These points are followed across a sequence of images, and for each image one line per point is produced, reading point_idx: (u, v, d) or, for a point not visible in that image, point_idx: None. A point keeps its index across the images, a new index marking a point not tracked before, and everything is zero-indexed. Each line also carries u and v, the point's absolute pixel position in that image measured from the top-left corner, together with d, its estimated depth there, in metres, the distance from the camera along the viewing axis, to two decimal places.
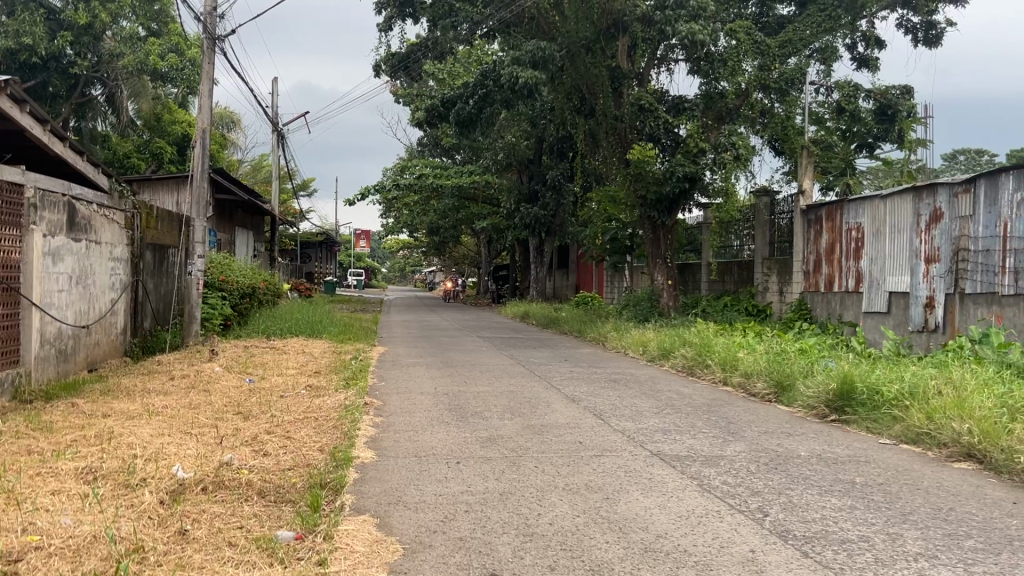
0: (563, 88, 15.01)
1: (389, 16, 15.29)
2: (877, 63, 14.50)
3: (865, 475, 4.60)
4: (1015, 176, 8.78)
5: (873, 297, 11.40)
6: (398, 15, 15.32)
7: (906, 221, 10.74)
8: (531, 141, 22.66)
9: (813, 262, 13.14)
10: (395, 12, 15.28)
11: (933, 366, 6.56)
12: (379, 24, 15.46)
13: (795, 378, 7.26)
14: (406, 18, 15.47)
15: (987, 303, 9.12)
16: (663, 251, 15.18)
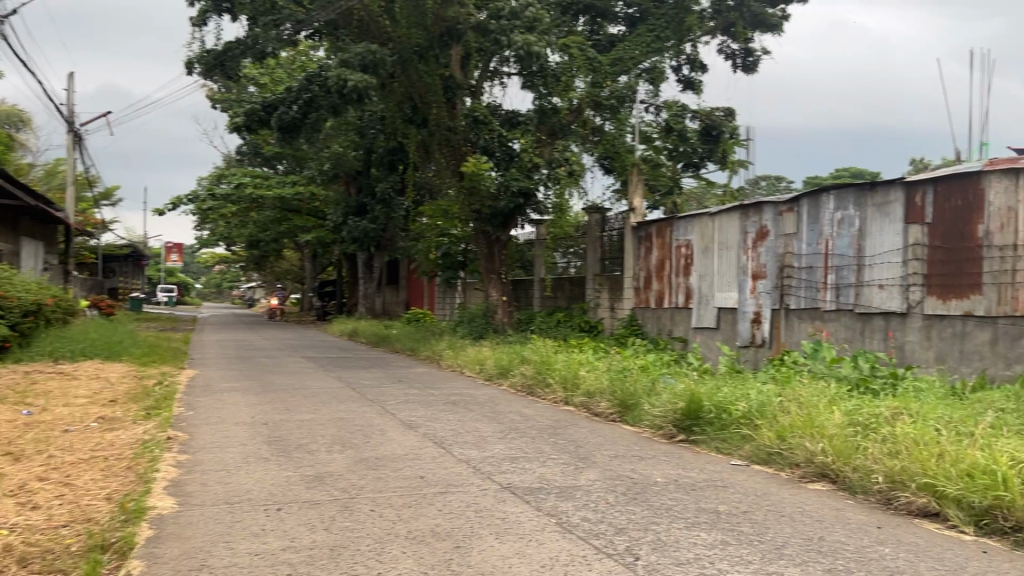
0: (395, 97, 14.36)
1: (203, 10, 14.05)
2: (701, 86, 14.95)
3: (728, 502, 4.31)
4: (835, 195, 9.07)
5: (702, 313, 11.57)
6: (214, 10, 14.10)
7: (733, 239, 10.95)
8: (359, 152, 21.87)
9: (643, 278, 13.25)
10: (211, 6, 14.05)
11: (774, 383, 6.49)
12: (192, 18, 14.17)
13: (639, 396, 7.02)
14: (223, 13, 14.25)
15: (811, 318, 9.39)
16: (496, 266, 14.85)
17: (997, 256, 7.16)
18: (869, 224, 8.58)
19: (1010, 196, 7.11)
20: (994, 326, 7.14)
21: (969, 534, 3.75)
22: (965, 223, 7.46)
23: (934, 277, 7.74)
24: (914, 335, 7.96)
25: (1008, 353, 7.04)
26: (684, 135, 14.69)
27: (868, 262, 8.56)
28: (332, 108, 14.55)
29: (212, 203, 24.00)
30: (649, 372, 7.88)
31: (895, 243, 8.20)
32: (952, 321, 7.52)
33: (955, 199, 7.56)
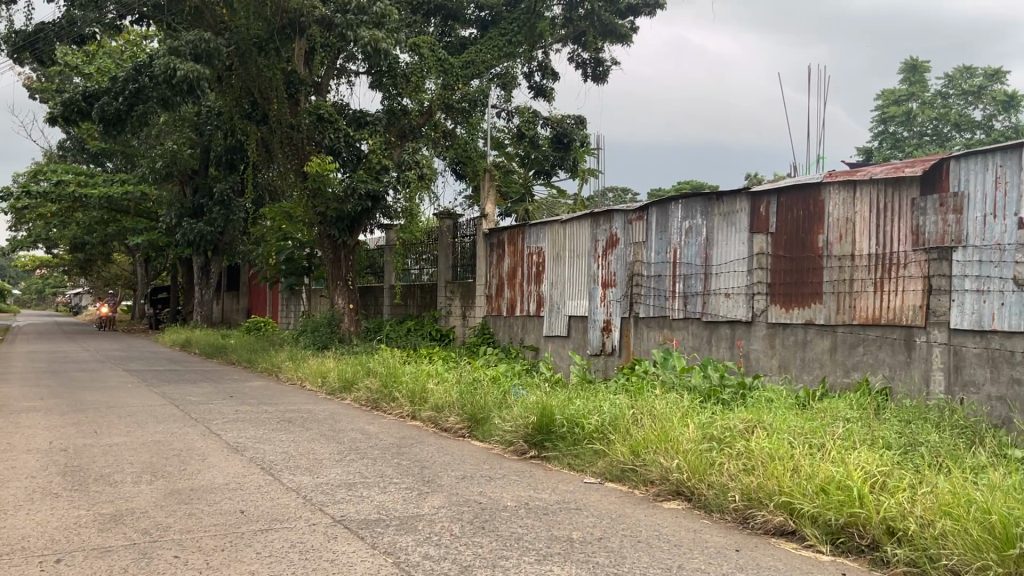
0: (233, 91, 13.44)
1: None
2: (552, 94, 14.87)
3: (581, 528, 3.98)
4: (683, 204, 9.09)
5: (553, 321, 11.41)
6: None
7: (584, 246, 10.85)
8: (195, 150, 20.54)
9: (496, 286, 12.98)
10: None
11: (625, 394, 6.30)
12: None
13: (490, 410, 6.65)
14: None
15: (660, 326, 9.38)
16: (343, 272, 14.16)
17: (836, 265, 7.28)
18: (716, 233, 8.63)
19: (847, 207, 7.20)
20: (833, 334, 7.28)
21: (826, 554, 3.59)
22: (806, 233, 7.58)
23: (778, 286, 7.85)
24: (758, 343, 8.04)
25: (846, 361, 7.15)
26: (536, 141, 13.95)
27: (715, 271, 8.61)
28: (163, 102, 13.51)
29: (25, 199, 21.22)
30: (502, 383, 7.54)
31: (741, 252, 8.27)
32: (795, 329, 7.64)
33: (797, 209, 7.68)
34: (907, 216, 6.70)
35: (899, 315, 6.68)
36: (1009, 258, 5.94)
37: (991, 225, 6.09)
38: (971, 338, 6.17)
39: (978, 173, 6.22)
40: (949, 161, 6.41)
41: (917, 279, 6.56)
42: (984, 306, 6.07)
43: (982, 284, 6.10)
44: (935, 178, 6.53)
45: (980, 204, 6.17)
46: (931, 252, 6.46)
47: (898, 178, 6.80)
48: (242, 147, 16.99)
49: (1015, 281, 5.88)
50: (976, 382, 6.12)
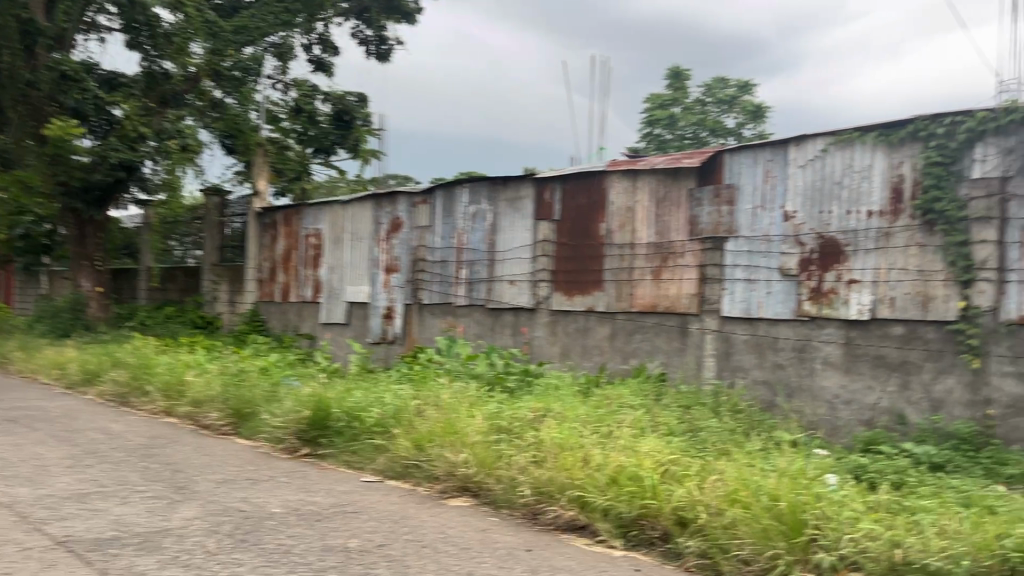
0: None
1: None
2: (332, 69, 14.13)
3: (359, 535, 3.55)
4: (469, 188, 8.84)
5: (331, 308, 10.79)
6: None
7: (365, 229, 10.33)
8: None
9: (268, 270, 12.11)
10: None
11: (407, 384, 5.92)
12: None
13: (257, 404, 6.01)
14: None
15: (443, 313, 9.11)
16: (89, 251, 12.64)
17: (618, 253, 7.34)
18: (500, 219, 8.47)
19: (629, 196, 7.28)
20: (613, 321, 7.35)
21: (618, 549, 3.42)
22: (589, 221, 7.60)
23: (561, 273, 7.82)
24: (541, 331, 7.99)
25: (625, 348, 7.24)
26: (314, 118, 13.47)
27: (499, 257, 8.46)
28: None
29: None
30: (271, 374, 6.88)
31: (525, 238, 8.17)
32: (577, 317, 7.65)
33: (581, 197, 7.68)
34: (684, 206, 6.86)
35: (674, 303, 6.84)
36: (775, 250, 6.23)
37: (759, 217, 6.35)
38: (740, 326, 6.42)
39: (749, 167, 6.44)
40: (723, 155, 6.60)
41: (692, 269, 6.74)
42: (752, 295, 6.33)
43: (751, 273, 6.35)
44: (710, 170, 6.71)
45: (751, 196, 6.40)
46: (705, 242, 6.65)
47: (676, 169, 6.94)
48: None
49: (780, 272, 6.18)
50: (743, 367, 6.39)
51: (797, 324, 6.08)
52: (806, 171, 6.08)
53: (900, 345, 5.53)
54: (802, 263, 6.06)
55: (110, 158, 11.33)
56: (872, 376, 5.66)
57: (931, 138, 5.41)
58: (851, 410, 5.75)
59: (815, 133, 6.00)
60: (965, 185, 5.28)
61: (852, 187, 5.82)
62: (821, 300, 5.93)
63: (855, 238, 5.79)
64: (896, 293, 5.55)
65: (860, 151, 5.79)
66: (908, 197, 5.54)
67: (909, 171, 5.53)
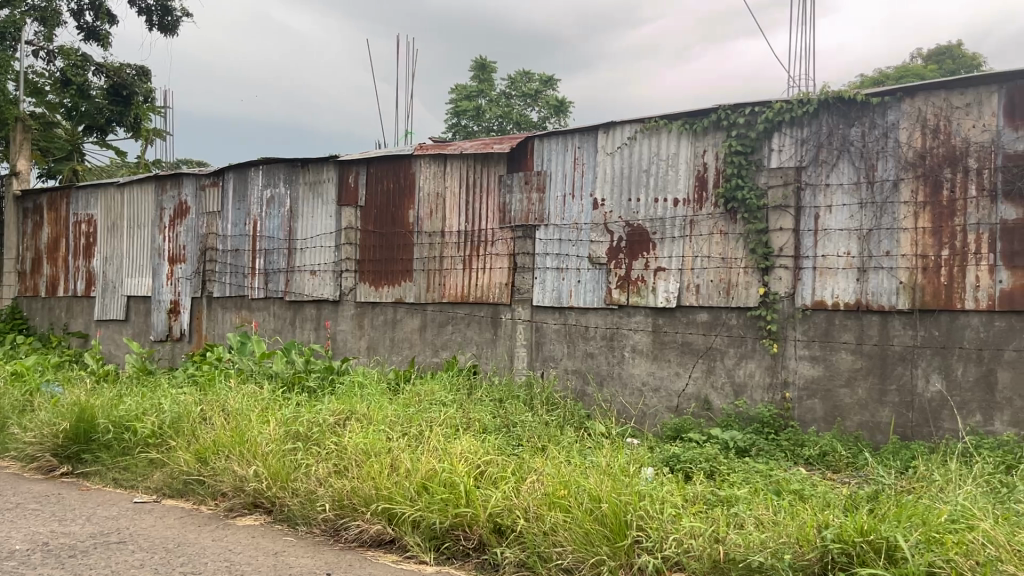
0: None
1: None
2: (108, 40, 12.74)
3: (121, 573, 2.97)
4: (264, 171, 8.16)
5: (107, 303, 9.67)
6: None
7: (146, 215, 9.32)
8: None
9: (31, 261, 10.69)
10: None
11: (191, 387, 5.26)
12: None
13: (7, 416, 5.11)
14: None
15: (237, 307, 8.37)
16: None
17: (426, 242, 7.01)
18: (300, 205, 7.87)
19: (437, 181, 6.96)
20: (422, 313, 7.00)
21: (430, 564, 3.08)
22: (396, 207, 7.21)
23: (366, 263, 7.37)
24: (345, 324, 7.50)
25: (435, 340, 6.92)
26: (86, 91, 11.58)
27: (299, 246, 7.87)
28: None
29: None
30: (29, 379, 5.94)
31: (328, 225, 7.64)
32: (384, 309, 7.24)
33: (387, 182, 7.27)
34: (494, 193, 6.64)
35: (485, 293, 6.61)
36: (585, 238, 6.13)
37: (570, 205, 6.23)
38: (551, 315, 6.28)
39: (558, 154, 6.30)
40: (533, 140, 6.42)
41: (503, 257, 6.54)
42: (563, 283, 6.21)
43: (561, 262, 6.22)
44: (520, 156, 6.51)
45: (561, 183, 6.27)
46: (516, 229, 6.46)
47: (485, 154, 6.69)
48: None
49: (590, 260, 6.09)
50: (554, 357, 6.25)
51: (606, 312, 6.01)
52: (615, 158, 6.01)
53: (705, 332, 5.58)
54: (612, 251, 6.00)
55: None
56: (678, 363, 5.67)
57: (732, 128, 5.48)
58: (659, 397, 5.73)
59: (623, 120, 5.94)
60: (763, 174, 5.40)
61: (658, 175, 5.83)
62: (629, 288, 5.89)
63: (661, 226, 5.79)
64: (701, 280, 5.60)
65: (665, 139, 5.80)
66: (711, 186, 5.60)
67: (711, 160, 5.59)
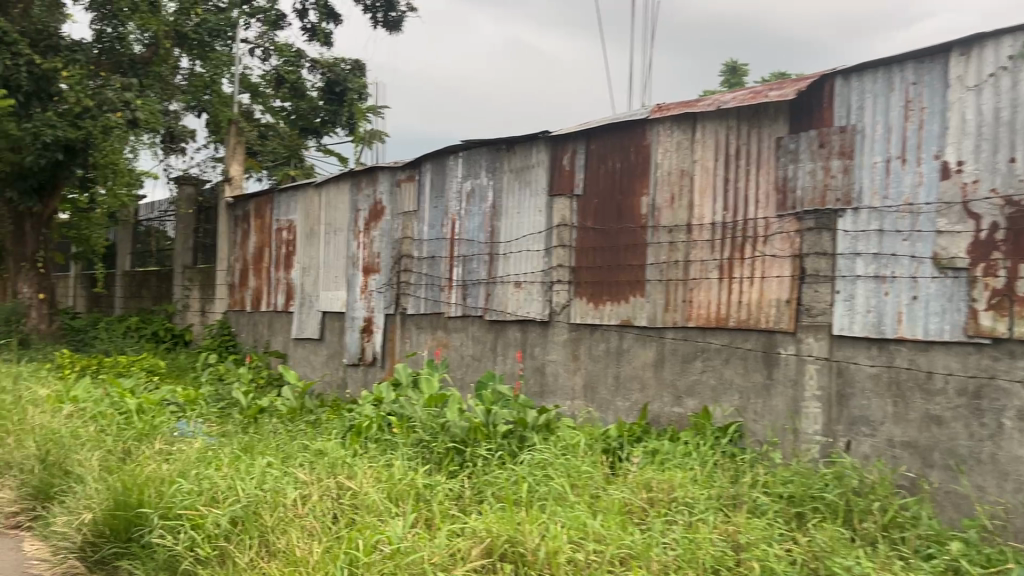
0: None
1: None
2: (329, 39, 11.86)
3: None
4: (464, 158, 6.50)
5: (304, 320, 8.55)
6: None
7: (342, 219, 8.06)
8: None
9: (239, 272, 9.96)
10: None
11: (314, 448, 3.59)
12: None
13: (70, 456, 3.64)
14: None
15: (431, 327, 6.77)
16: (30, 250, 10.28)
17: (665, 241, 4.94)
18: (504, 198, 6.13)
19: (683, 154, 4.88)
20: (659, 342, 4.94)
21: None
22: (624, 195, 5.21)
23: (585, 273, 5.44)
24: (557, 353, 5.61)
25: (677, 382, 4.81)
26: (300, 90, 10.92)
27: (503, 250, 6.10)
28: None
29: None
30: (142, 408, 4.61)
31: (537, 223, 5.81)
32: (607, 334, 5.27)
33: (613, 162, 5.30)
34: (769, 165, 4.44)
35: (754, 315, 4.41)
36: (926, 228, 3.76)
37: (897, 175, 3.89)
38: (864, 352, 3.95)
39: (877, 97, 3.99)
40: (834, 81, 4.16)
41: (782, 261, 4.31)
42: (885, 302, 3.87)
43: (883, 266, 3.90)
44: (811, 106, 4.27)
45: (883, 141, 3.95)
46: (804, 217, 4.22)
47: (756, 107, 4.50)
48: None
49: (935, 264, 3.71)
50: (869, 420, 3.91)
51: (966, 350, 3.59)
52: (983, 93, 3.60)
53: None
54: (977, 248, 3.58)
55: (18, 82, 8.84)
56: None
57: None
58: None
59: (1000, 28, 3.52)
60: None
61: None
62: (1013, 310, 3.44)
63: None
64: None
65: None
66: None
67: None
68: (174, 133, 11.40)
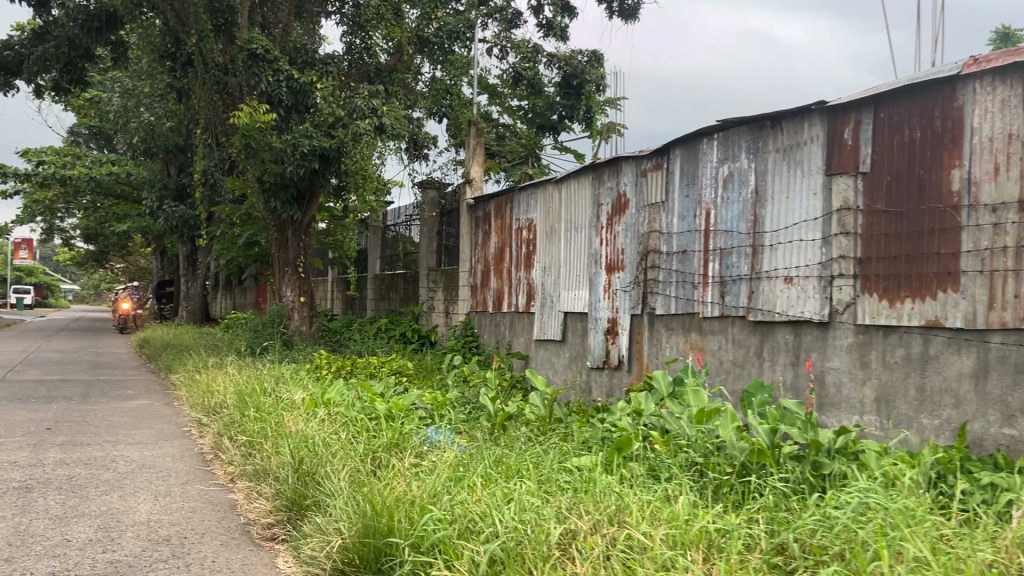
0: (125, 9, 9.96)
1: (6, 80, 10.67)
2: (565, 33, 11.58)
3: None
4: (719, 140, 5.84)
5: (546, 321, 8.26)
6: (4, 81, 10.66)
7: (584, 215, 7.66)
8: (166, 156, 17.73)
9: (481, 273, 9.91)
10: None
11: (572, 472, 3.16)
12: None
13: (321, 467, 3.48)
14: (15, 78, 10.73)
15: (683, 329, 6.16)
16: (293, 256, 10.93)
17: (987, 224, 4.01)
18: (769, 182, 5.39)
19: (1012, 115, 3.93)
20: (981, 347, 4.02)
21: None
22: (928, 169, 4.32)
23: (874, 265, 4.58)
24: (840, 360, 4.79)
25: (1008, 399, 3.87)
26: (536, 87, 10.54)
27: (768, 241, 5.36)
28: (71, 64, 10.71)
29: (14, 190, 19.05)
30: (392, 414, 4.45)
31: (811, 208, 5.03)
32: (907, 337, 4.40)
33: (911, 131, 4.42)
34: None
35: None
36: None
37: None
38: None
39: None
40: None
41: None
42: None
43: None
44: None
45: None
46: None
47: None
48: (190, 131, 14.04)
49: None
50: None
51: None
52: None
53: None
54: None
55: (279, 97, 9.52)
56: None
57: None
58: None
59: None
60: None
61: None
62: None
63: None
64: None
65: None
66: None
67: None
68: (417, 140, 11.69)
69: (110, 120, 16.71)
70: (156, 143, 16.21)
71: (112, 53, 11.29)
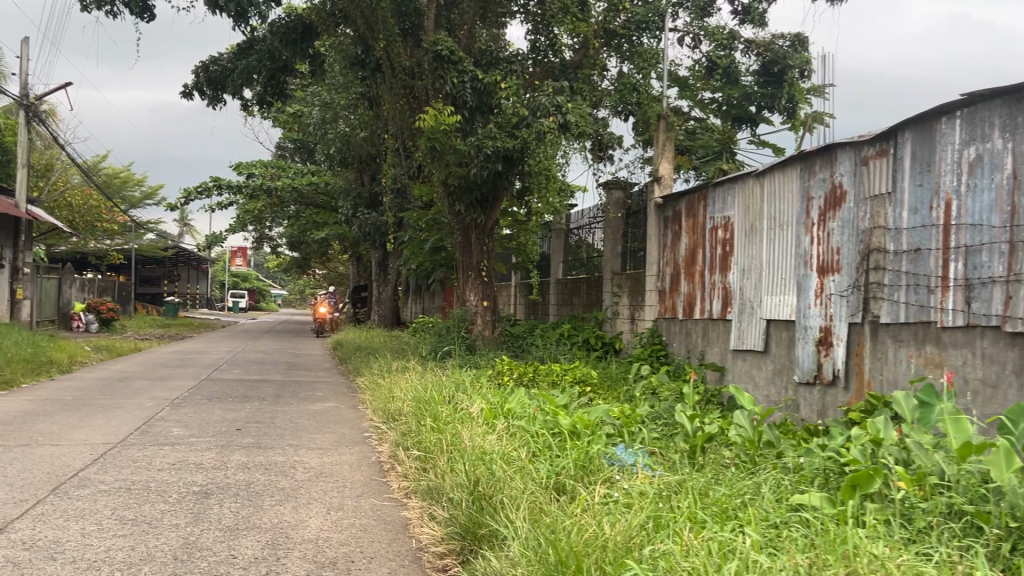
0: (319, 20, 10.23)
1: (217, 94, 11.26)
2: (764, 19, 10.70)
3: None
4: (964, 118, 4.93)
5: (745, 328, 7.51)
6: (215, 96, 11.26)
7: (791, 211, 6.87)
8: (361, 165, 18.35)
9: (670, 277, 9.27)
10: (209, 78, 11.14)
11: (802, 520, 2.57)
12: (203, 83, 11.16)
13: (501, 493, 3.08)
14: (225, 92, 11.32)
15: (915, 340, 5.27)
16: (476, 260, 10.77)
17: None
18: None
19: None
20: None
21: None
22: None
23: None
24: None
25: None
26: (733, 76, 9.95)
27: None
28: (272, 78, 11.20)
29: (227, 200, 20.48)
30: (577, 430, 3.99)
31: None
32: None
33: None
34: None
35: None
36: None
37: None
38: None
39: None
40: None
41: None
42: None
43: None
44: None
45: None
46: None
47: None
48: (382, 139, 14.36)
49: None
50: None
51: None
52: None
53: None
54: None
55: (464, 99, 9.38)
56: None
57: None
58: None
59: None
60: None
61: None
62: None
63: None
64: None
65: None
66: None
67: None
68: (602, 140, 11.22)
69: (310, 133, 17.51)
70: (350, 153, 16.78)
71: (309, 65, 11.68)
